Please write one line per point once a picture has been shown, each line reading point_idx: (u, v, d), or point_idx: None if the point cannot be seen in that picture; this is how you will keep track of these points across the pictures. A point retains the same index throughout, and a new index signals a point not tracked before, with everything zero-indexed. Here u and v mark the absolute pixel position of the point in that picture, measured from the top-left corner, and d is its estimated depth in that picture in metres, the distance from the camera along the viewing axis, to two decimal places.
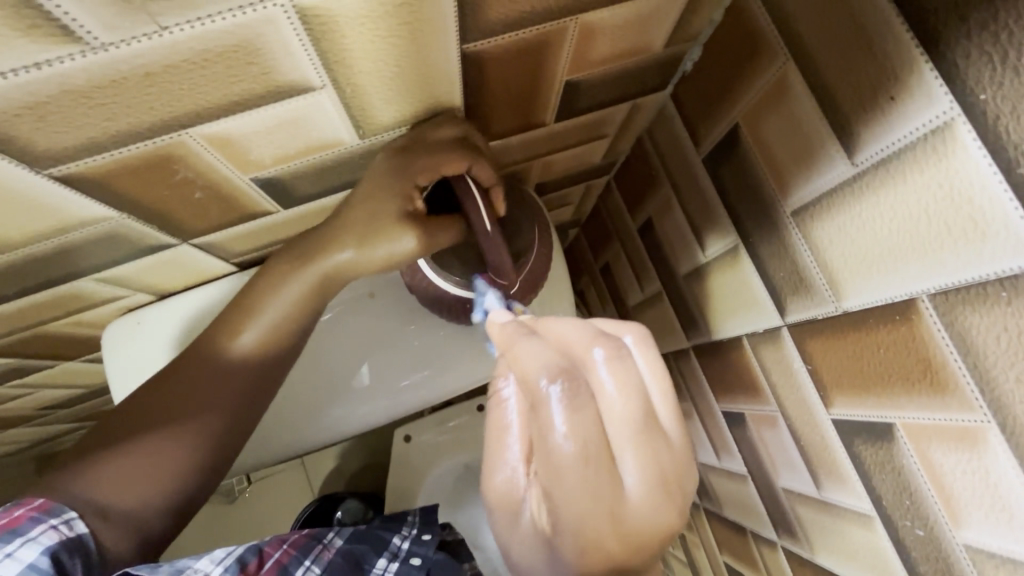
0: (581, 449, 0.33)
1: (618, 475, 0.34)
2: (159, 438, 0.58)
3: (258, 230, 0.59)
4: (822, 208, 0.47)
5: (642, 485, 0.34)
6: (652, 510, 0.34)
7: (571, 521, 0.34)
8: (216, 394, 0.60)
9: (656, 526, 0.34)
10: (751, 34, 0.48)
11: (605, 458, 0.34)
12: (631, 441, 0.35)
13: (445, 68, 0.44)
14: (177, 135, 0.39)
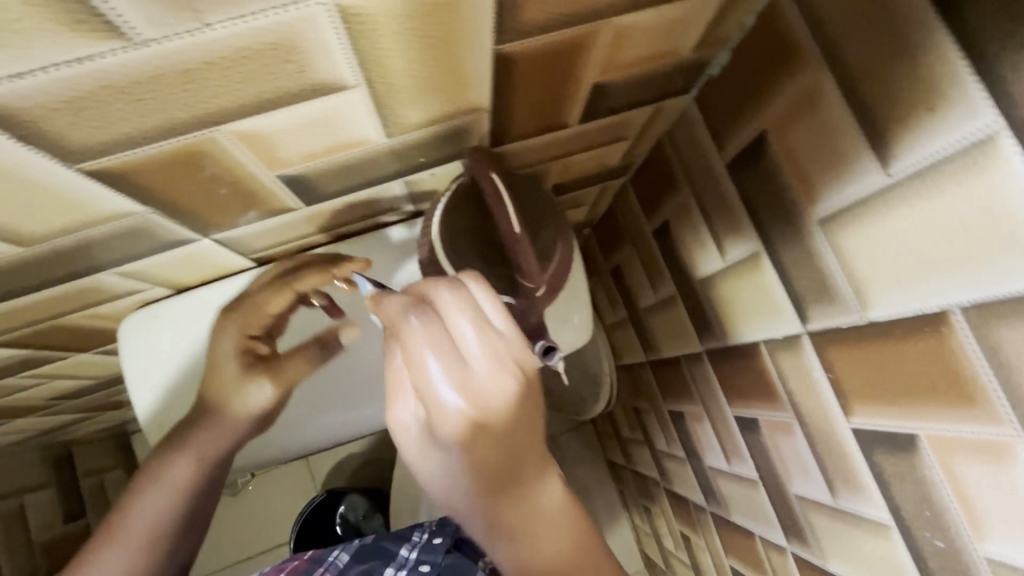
0: (430, 351, 0.36)
1: (465, 362, 0.36)
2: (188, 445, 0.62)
3: (280, 227, 0.59)
4: (851, 216, 0.47)
5: (482, 367, 0.36)
6: (494, 384, 0.36)
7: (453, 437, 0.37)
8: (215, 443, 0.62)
9: (501, 395, 0.36)
10: (784, 40, 0.48)
11: (460, 369, 0.36)
12: (467, 338, 0.37)
13: (477, 70, 0.43)
14: (208, 132, 0.39)
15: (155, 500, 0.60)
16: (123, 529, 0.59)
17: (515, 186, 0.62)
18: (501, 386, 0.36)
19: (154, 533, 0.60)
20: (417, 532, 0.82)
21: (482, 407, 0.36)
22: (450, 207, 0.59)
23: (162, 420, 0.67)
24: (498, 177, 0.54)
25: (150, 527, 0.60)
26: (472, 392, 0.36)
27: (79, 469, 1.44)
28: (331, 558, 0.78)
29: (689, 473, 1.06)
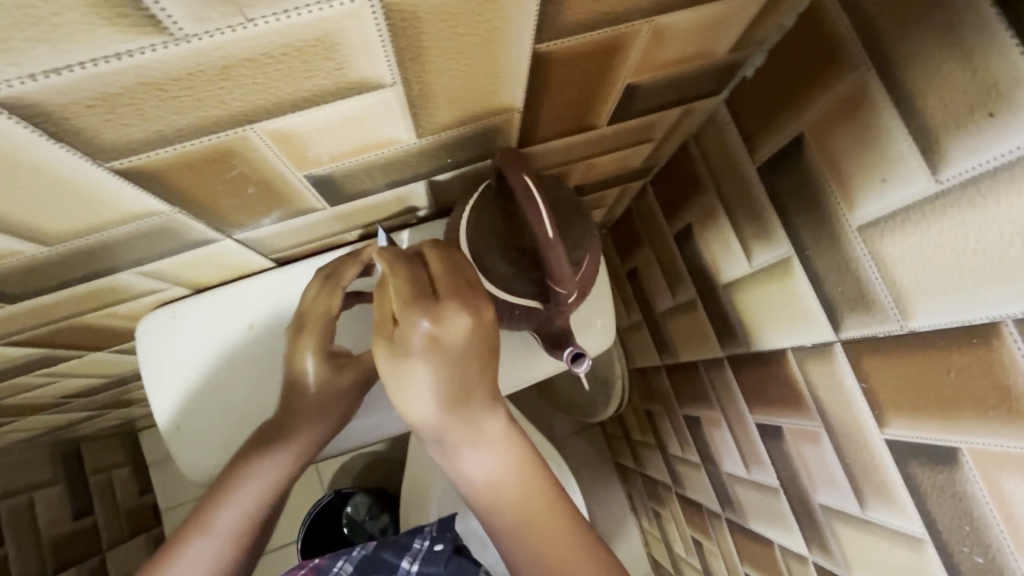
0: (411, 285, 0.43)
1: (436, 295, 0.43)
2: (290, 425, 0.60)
3: (303, 227, 0.58)
4: (894, 224, 0.45)
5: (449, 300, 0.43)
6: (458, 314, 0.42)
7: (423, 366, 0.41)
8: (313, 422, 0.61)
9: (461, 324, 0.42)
10: (826, 41, 0.47)
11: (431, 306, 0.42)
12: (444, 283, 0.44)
13: (514, 69, 0.42)
14: (240, 130, 0.38)
15: (249, 497, 0.55)
16: (215, 525, 0.53)
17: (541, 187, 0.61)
18: (465, 321, 0.42)
19: (245, 532, 0.54)
20: (417, 539, 0.79)
21: (447, 340, 0.42)
22: (478, 207, 0.59)
23: (180, 423, 0.66)
24: (530, 179, 0.52)
25: (246, 519, 0.54)
26: (440, 325, 0.41)
27: (87, 466, 1.43)
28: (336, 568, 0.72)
29: (704, 479, 1.05)
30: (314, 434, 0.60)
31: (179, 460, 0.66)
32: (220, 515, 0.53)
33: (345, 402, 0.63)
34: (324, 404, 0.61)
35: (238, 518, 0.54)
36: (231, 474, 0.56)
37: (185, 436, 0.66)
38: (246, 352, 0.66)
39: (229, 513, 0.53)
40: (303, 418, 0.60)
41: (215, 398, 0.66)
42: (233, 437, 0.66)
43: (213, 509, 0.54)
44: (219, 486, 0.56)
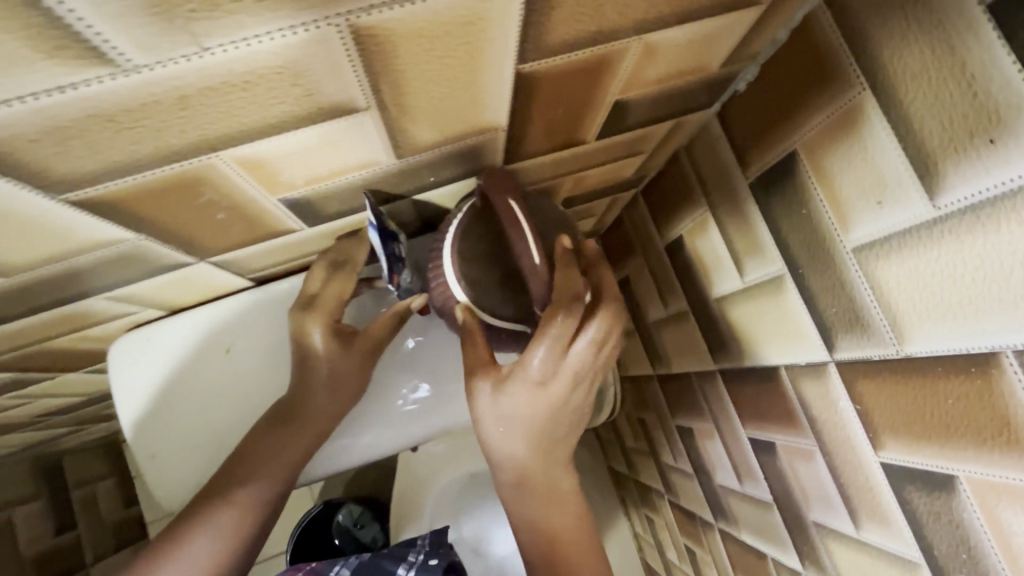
0: (550, 351, 0.48)
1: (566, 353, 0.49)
2: (299, 429, 0.60)
3: (281, 247, 0.56)
4: (891, 247, 0.44)
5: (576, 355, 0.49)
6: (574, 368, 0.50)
7: (521, 402, 0.49)
8: (321, 421, 0.61)
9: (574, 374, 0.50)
10: (820, 57, 0.45)
11: (559, 352, 0.49)
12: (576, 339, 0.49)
13: (496, 89, 0.40)
14: (205, 158, 0.36)
15: (266, 480, 0.58)
16: (235, 497, 0.57)
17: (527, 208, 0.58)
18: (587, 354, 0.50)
19: (263, 505, 0.58)
20: (412, 551, 0.77)
21: (564, 371, 0.50)
22: (465, 226, 0.56)
23: (155, 452, 0.63)
24: (515, 203, 0.52)
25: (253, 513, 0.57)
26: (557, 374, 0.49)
27: (70, 478, 1.39)
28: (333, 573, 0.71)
29: (696, 488, 1.04)
30: (323, 424, 0.61)
31: (154, 489, 0.63)
32: (241, 490, 0.57)
33: (360, 381, 0.63)
34: (338, 385, 0.61)
35: (257, 494, 0.58)
36: (251, 453, 0.59)
37: (161, 464, 0.63)
38: (226, 375, 0.64)
39: (249, 490, 0.57)
40: (313, 406, 0.60)
41: (194, 424, 0.63)
42: (213, 462, 0.63)
43: (234, 484, 0.57)
44: (239, 463, 0.59)
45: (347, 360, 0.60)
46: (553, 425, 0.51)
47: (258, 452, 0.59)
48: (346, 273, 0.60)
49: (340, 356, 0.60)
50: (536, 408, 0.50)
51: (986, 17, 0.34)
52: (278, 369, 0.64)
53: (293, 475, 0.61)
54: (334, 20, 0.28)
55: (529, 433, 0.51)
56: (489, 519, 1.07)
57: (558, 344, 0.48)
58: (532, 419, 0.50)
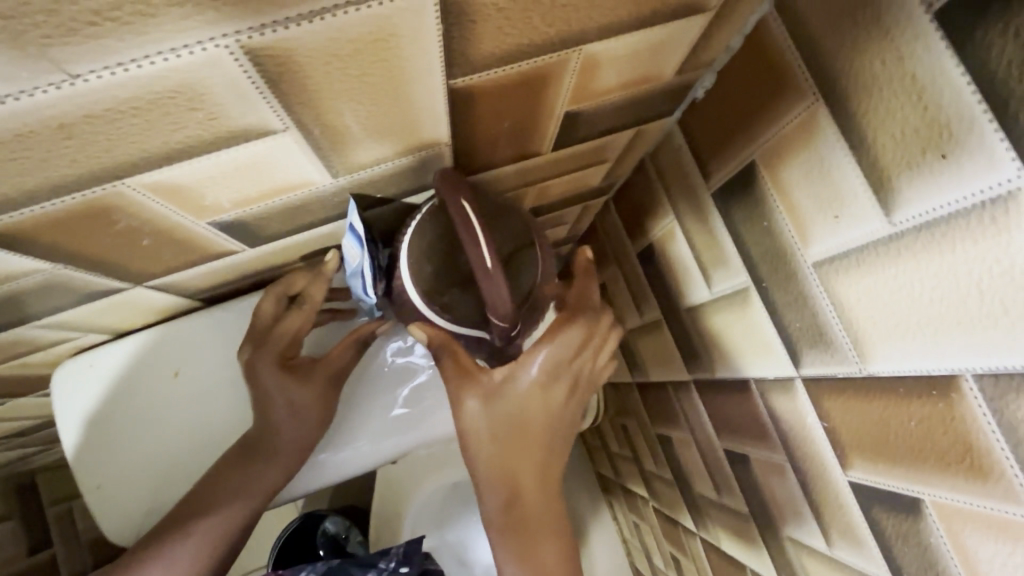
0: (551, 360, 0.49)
1: (568, 361, 0.50)
2: (254, 465, 0.58)
3: (225, 267, 0.54)
4: (849, 262, 0.42)
5: (577, 363, 0.50)
6: (574, 374, 0.50)
7: (509, 415, 0.48)
8: (291, 455, 0.59)
9: (573, 382, 0.50)
10: (774, 65, 0.43)
11: (562, 360, 0.49)
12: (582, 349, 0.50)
13: (429, 105, 0.38)
14: (111, 186, 0.33)
15: (232, 509, 0.56)
16: (192, 528, 0.55)
17: (488, 204, 0.51)
18: (585, 362, 0.51)
19: (227, 534, 0.57)
20: (384, 556, 0.74)
21: (559, 379, 0.49)
22: (422, 229, 0.50)
23: (104, 482, 0.61)
24: (468, 204, 0.44)
25: (214, 543, 0.56)
26: (551, 381, 0.49)
27: (45, 497, 1.37)
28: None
29: (678, 497, 1.02)
30: (292, 457, 0.59)
31: (103, 521, 0.61)
32: (200, 522, 0.55)
33: (324, 411, 0.60)
34: (303, 414, 0.59)
35: (216, 527, 0.56)
36: (215, 484, 0.57)
37: (110, 494, 0.61)
38: (180, 398, 0.62)
39: (209, 520, 0.56)
40: (283, 437, 0.58)
41: (144, 454, 0.61)
42: (166, 491, 0.61)
43: (195, 514, 0.56)
44: (204, 492, 0.57)
45: (308, 391, 0.58)
46: (550, 432, 0.50)
47: (218, 485, 0.57)
48: (301, 306, 0.59)
49: (300, 388, 0.58)
50: (524, 418, 0.48)
51: (933, 26, 0.32)
52: (233, 396, 0.62)
53: (262, 504, 0.59)
54: (221, 40, 0.26)
55: (519, 431, 0.48)
56: (469, 530, 1.05)
57: (562, 351, 0.49)
58: (525, 423, 0.49)
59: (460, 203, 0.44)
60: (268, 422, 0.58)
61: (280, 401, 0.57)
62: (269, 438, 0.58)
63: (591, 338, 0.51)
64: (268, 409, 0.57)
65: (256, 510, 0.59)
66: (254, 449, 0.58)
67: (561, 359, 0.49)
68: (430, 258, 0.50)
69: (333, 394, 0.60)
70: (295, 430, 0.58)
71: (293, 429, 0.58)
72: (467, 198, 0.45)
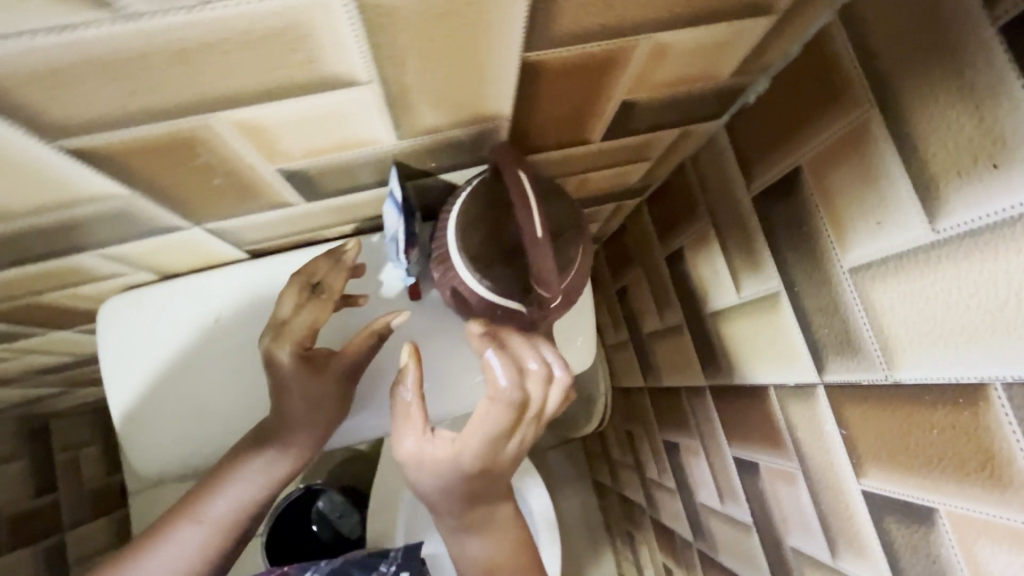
0: (485, 431, 0.47)
1: (506, 432, 0.48)
2: (269, 452, 0.58)
3: (277, 220, 0.56)
4: (887, 268, 0.43)
5: (516, 434, 0.49)
6: (512, 442, 0.49)
7: (442, 476, 0.50)
8: (303, 446, 0.59)
9: (512, 448, 0.50)
10: (831, 73, 0.45)
11: (498, 436, 0.48)
12: (520, 420, 0.48)
13: (500, 77, 0.40)
14: (203, 118, 0.36)
15: (241, 492, 0.58)
16: (204, 516, 0.57)
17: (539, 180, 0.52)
18: (526, 430, 0.49)
19: (236, 521, 0.58)
20: (384, 561, 0.75)
21: (500, 447, 0.49)
22: (473, 198, 0.52)
23: (134, 414, 0.63)
24: (523, 177, 0.46)
25: (224, 529, 0.57)
26: (485, 454, 0.49)
27: (55, 441, 1.39)
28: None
29: (679, 507, 1.03)
30: (306, 447, 0.59)
31: (132, 452, 0.64)
32: (209, 508, 0.57)
33: (341, 401, 0.60)
34: (318, 407, 0.59)
35: (227, 512, 0.57)
36: (230, 467, 0.58)
37: (139, 428, 0.63)
38: (214, 340, 0.64)
39: (218, 506, 0.57)
40: (296, 429, 0.58)
41: (177, 394, 0.63)
42: (193, 432, 0.63)
43: (208, 497, 0.57)
44: (218, 475, 0.59)
45: (324, 383, 0.58)
46: (493, 482, 0.52)
47: (231, 473, 0.58)
48: (321, 296, 0.58)
49: (315, 381, 0.57)
50: (458, 480, 0.50)
51: (997, 40, 0.33)
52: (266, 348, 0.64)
53: (275, 491, 0.60)
54: None
55: (454, 487, 0.50)
56: None
57: (496, 429, 0.48)
58: (460, 483, 0.50)
59: (516, 176, 0.46)
60: (282, 415, 0.58)
61: (297, 388, 0.57)
62: (282, 429, 0.58)
63: (531, 410, 0.48)
64: (281, 399, 0.57)
65: (269, 498, 0.60)
66: (268, 438, 0.58)
67: (493, 436, 0.48)
68: (475, 230, 0.52)
69: (347, 389, 0.60)
70: (310, 422, 0.58)
71: (304, 424, 0.58)
72: (521, 174, 0.46)
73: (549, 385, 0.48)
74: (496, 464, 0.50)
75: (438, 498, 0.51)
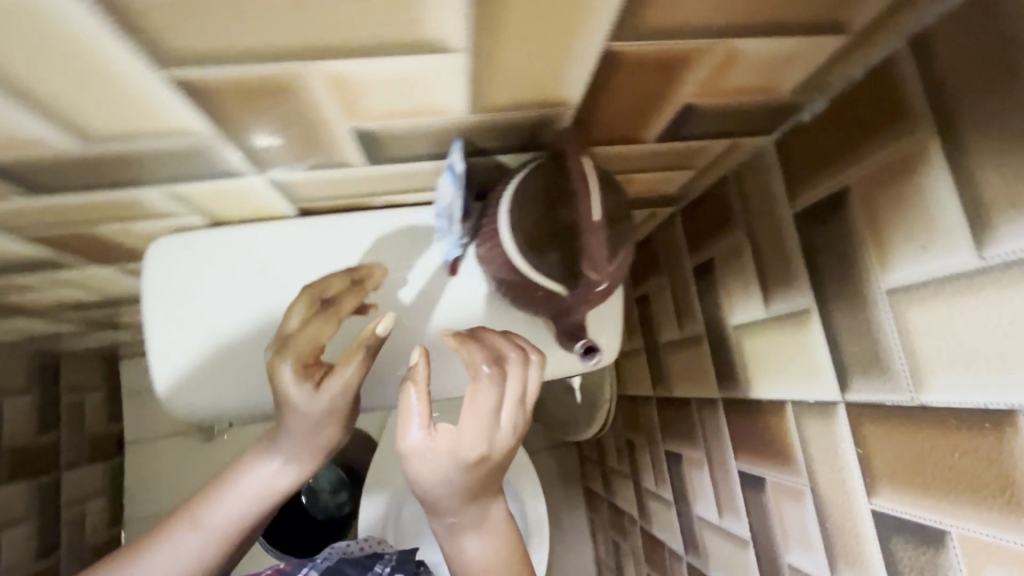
0: (477, 411, 0.51)
1: (496, 411, 0.51)
2: (270, 463, 0.59)
3: (334, 181, 0.58)
4: (927, 292, 0.45)
5: (507, 415, 0.52)
6: (505, 424, 0.52)
7: (442, 465, 0.51)
8: (303, 462, 0.60)
9: (504, 431, 0.52)
10: (891, 99, 0.47)
11: (489, 419, 0.51)
12: (506, 397, 0.52)
13: (580, 63, 0.42)
14: (301, 67, 0.38)
15: (239, 504, 0.59)
16: (203, 522, 0.58)
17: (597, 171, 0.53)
18: (515, 413, 0.52)
19: (233, 533, 0.59)
20: (379, 563, 0.76)
21: (493, 431, 0.51)
22: (531, 179, 0.54)
23: (169, 354, 0.66)
24: (587, 163, 0.50)
25: (220, 538, 0.59)
26: (480, 437, 0.51)
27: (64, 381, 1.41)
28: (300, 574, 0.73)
29: (673, 518, 1.03)
30: (306, 462, 0.60)
31: (164, 387, 0.67)
32: (208, 516, 0.58)
33: (340, 421, 0.58)
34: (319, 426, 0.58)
35: (225, 522, 0.59)
36: (233, 475, 0.60)
37: (173, 365, 0.66)
38: (253, 292, 0.66)
39: (217, 515, 0.58)
40: (296, 444, 0.58)
41: (212, 338, 0.66)
42: (225, 375, 0.67)
43: (208, 505, 0.59)
44: (221, 482, 0.60)
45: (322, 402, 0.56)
46: (491, 472, 0.53)
47: (231, 483, 0.60)
48: (328, 312, 0.59)
49: (314, 398, 0.55)
50: (457, 468, 0.51)
51: None
52: None
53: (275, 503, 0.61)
54: None
55: (454, 475, 0.52)
56: None
57: (487, 411, 0.51)
58: (460, 471, 0.52)
59: (581, 162, 0.50)
60: (283, 429, 0.58)
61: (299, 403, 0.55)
62: (284, 443, 0.59)
63: (515, 389, 0.52)
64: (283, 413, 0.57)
65: (267, 510, 0.61)
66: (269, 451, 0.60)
67: (485, 419, 0.51)
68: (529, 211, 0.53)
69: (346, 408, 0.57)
70: (310, 439, 0.58)
71: (304, 441, 0.58)
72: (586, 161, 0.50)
73: (526, 366, 0.54)
74: (493, 450, 0.52)
75: (440, 490, 0.53)
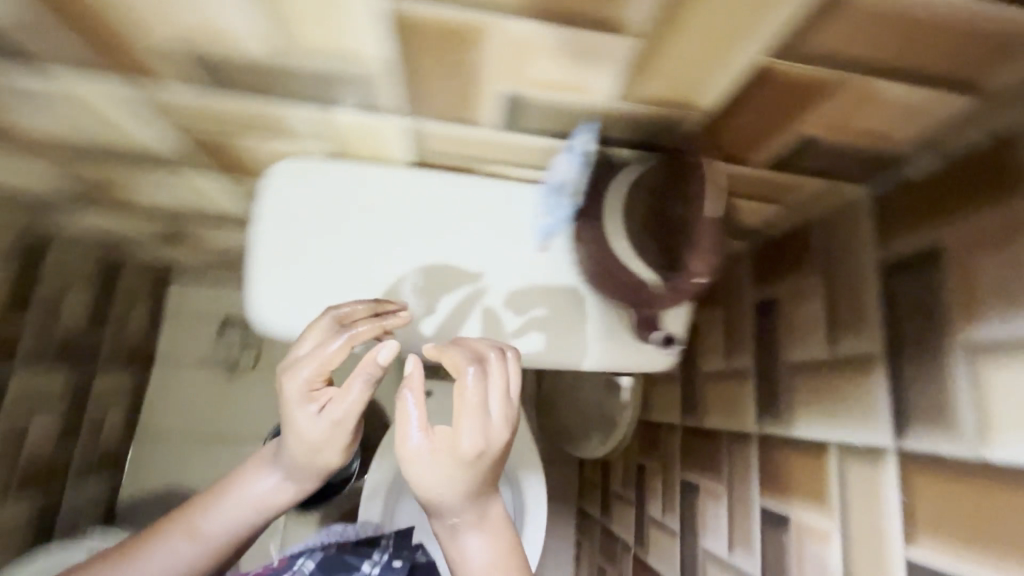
0: (467, 408, 0.50)
1: (485, 407, 0.50)
2: (276, 474, 0.60)
3: (459, 138, 0.62)
4: (1011, 352, 0.47)
5: (498, 409, 0.51)
6: (498, 419, 0.51)
7: (441, 470, 0.49)
8: (305, 480, 0.60)
9: (497, 426, 0.50)
10: (1004, 167, 0.49)
11: (478, 418, 0.49)
12: (491, 392, 0.51)
13: (731, 69, 0.46)
14: (493, 19, 0.42)
15: (240, 513, 0.59)
16: (199, 533, 0.58)
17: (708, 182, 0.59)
18: (505, 408, 0.51)
19: (227, 543, 0.59)
20: (374, 550, 0.67)
21: (488, 425, 0.50)
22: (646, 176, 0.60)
23: (263, 263, 0.69)
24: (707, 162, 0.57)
25: (217, 544, 0.58)
26: (473, 432, 0.49)
27: None
28: (295, 567, 0.64)
29: (675, 549, 1.03)
30: (307, 480, 0.60)
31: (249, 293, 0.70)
32: (205, 526, 0.58)
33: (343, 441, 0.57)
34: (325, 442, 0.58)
35: (222, 533, 0.58)
36: (238, 481, 0.60)
37: (263, 275, 0.69)
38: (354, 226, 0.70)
39: (214, 525, 0.58)
40: (301, 462, 0.59)
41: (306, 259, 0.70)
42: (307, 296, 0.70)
43: (207, 511, 0.59)
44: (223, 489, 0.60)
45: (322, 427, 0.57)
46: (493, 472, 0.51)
47: (233, 492, 0.60)
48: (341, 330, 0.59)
49: (314, 422, 0.56)
50: (456, 468, 0.49)
51: None
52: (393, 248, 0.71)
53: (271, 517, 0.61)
54: None
55: (455, 476, 0.49)
56: None
57: (474, 410, 0.50)
58: (461, 471, 0.49)
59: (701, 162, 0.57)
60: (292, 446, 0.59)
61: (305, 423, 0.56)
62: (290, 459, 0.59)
63: (498, 387, 0.52)
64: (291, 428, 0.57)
65: (260, 526, 0.61)
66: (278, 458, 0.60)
67: (473, 418, 0.49)
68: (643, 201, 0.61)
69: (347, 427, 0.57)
70: (317, 461, 0.59)
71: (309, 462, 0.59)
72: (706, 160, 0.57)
73: (506, 364, 0.54)
74: (490, 447, 0.50)
75: (441, 491, 0.50)
